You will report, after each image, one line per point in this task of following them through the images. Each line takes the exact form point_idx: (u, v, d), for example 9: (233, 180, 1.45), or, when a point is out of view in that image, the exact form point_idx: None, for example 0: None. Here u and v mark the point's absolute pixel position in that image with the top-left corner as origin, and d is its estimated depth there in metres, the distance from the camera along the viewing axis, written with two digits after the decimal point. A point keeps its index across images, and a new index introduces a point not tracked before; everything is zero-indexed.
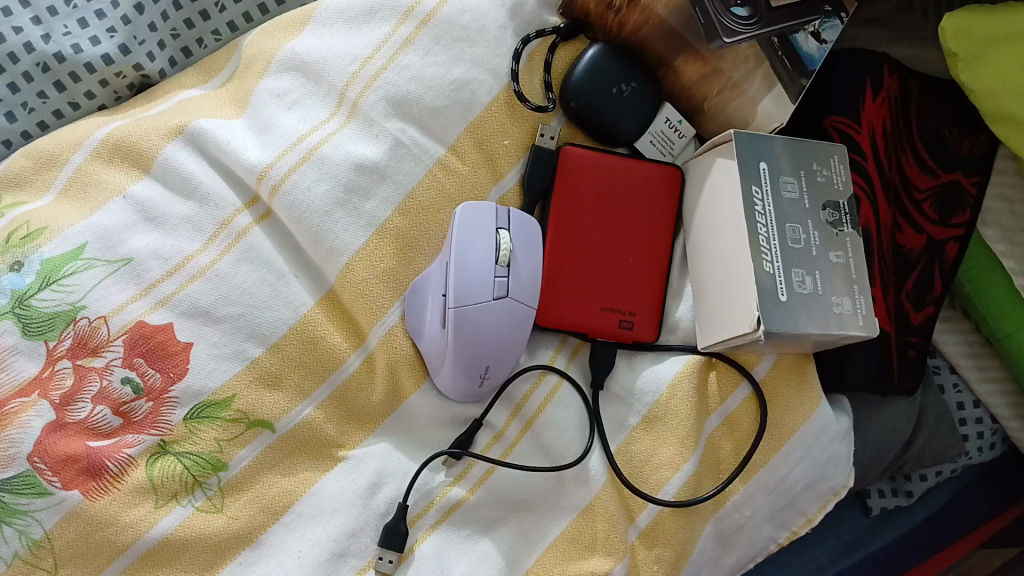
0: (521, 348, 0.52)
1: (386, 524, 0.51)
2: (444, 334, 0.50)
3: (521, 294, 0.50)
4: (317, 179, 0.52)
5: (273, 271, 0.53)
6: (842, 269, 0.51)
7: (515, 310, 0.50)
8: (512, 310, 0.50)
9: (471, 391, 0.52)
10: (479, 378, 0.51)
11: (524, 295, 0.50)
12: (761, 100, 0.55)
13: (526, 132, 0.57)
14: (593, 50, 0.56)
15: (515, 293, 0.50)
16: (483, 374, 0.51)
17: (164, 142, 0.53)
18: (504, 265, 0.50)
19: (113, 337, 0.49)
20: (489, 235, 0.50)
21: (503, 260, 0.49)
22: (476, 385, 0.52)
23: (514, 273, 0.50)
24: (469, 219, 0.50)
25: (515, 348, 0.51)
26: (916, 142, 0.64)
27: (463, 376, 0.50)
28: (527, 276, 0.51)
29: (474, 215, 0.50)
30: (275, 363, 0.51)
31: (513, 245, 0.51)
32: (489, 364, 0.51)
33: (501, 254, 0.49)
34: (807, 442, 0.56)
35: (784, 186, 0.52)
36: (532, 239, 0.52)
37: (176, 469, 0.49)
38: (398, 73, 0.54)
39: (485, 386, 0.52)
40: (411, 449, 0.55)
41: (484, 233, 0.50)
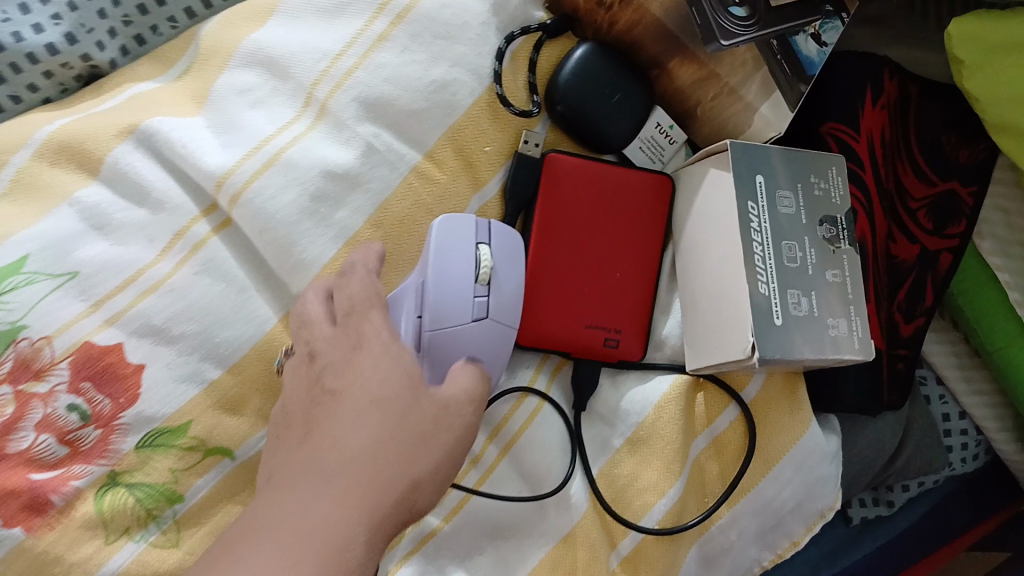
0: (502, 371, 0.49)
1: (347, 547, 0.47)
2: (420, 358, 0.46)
3: (502, 316, 0.47)
4: (283, 186, 0.47)
5: (234, 285, 0.49)
6: (838, 288, 0.50)
7: (496, 331, 0.46)
8: (493, 332, 0.46)
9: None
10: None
11: (505, 316, 0.47)
12: (757, 108, 0.51)
13: (509, 139, 0.52)
14: (582, 50, 0.51)
15: (496, 313, 0.46)
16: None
17: (114, 141, 0.48)
18: (484, 283, 0.46)
19: (58, 359, 0.45)
20: (467, 250, 0.46)
21: (482, 278, 0.46)
22: None
23: (495, 291, 0.47)
24: (447, 231, 0.46)
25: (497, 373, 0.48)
26: (913, 148, 0.61)
27: None
28: (509, 295, 0.47)
29: (452, 229, 0.46)
30: (236, 385, 0.48)
31: (495, 261, 0.47)
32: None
33: (481, 272, 0.46)
34: (796, 463, 0.53)
35: (781, 200, 0.49)
36: (515, 253, 0.48)
37: (127, 502, 0.46)
38: (373, 73, 0.49)
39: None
40: None
41: (462, 249, 0.46)
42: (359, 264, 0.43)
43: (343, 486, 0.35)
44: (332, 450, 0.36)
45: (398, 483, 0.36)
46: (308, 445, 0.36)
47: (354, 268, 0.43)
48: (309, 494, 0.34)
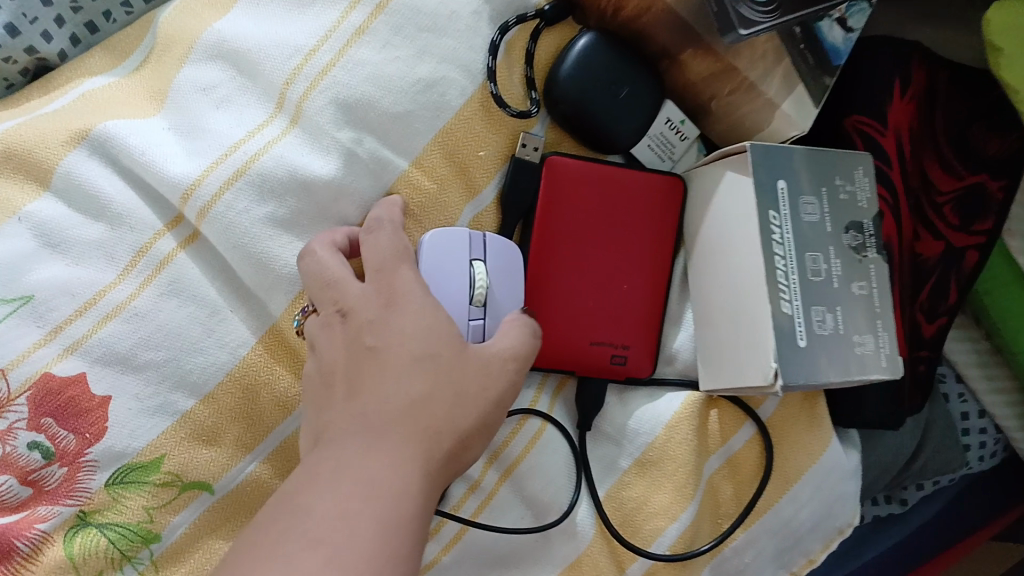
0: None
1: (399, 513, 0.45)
2: None
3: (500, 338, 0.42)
4: (256, 200, 0.43)
5: (205, 307, 0.44)
6: (865, 302, 0.46)
7: None
8: None
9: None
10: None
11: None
12: (778, 104, 0.46)
13: (506, 141, 0.47)
14: (584, 40, 0.46)
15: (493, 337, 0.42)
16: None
17: (65, 150, 0.44)
18: (480, 305, 0.42)
19: (14, 394, 0.41)
20: (460, 269, 0.42)
21: (477, 299, 0.42)
22: None
23: (491, 313, 0.42)
24: (438, 249, 0.42)
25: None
26: (940, 138, 0.56)
27: None
28: (507, 315, 0.43)
29: (443, 245, 0.42)
30: (212, 415, 0.44)
31: (490, 278, 0.43)
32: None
33: (476, 292, 0.42)
34: (817, 482, 0.51)
35: (804, 207, 0.45)
36: (511, 268, 0.44)
37: (99, 543, 0.43)
38: (351, 72, 0.43)
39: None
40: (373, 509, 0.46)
41: (455, 268, 0.42)
42: (385, 221, 0.41)
43: (402, 447, 0.34)
44: (381, 404, 0.35)
45: (445, 444, 0.35)
46: (355, 401, 0.35)
47: (379, 223, 0.41)
48: (372, 455, 0.33)
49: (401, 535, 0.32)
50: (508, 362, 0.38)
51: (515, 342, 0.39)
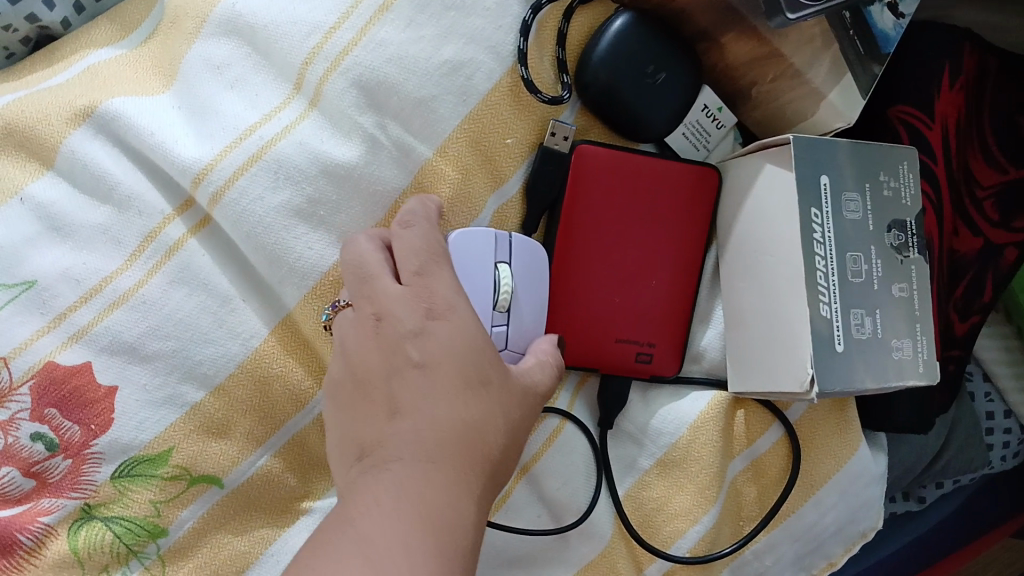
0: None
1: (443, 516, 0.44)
2: None
3: (524, 347, 0.41)
4: (272, 186, 0.41)
5: (216, 297, 0.42)
6: (905, 304, 0.44)
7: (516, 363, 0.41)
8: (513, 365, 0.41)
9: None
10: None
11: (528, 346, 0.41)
12: (825, 94, 0.43)
13: (534, 127, 0.44)
14: (621, 20, 0.43)
15: (516, 343, 0.41)
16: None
17: (67, 128, 0.41)
18: (504, 310, 0.40)
19: (16, 384, 0.40)
20: (484, 272, 0.40)
21: (501, 304, 0.40)
22: None
23: (515, 317, 0.41)
24: (463, 251, 0.39)
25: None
26: (986, 130, 0.53)
27: None
28: (531, 319, 0.41)
29: (470, 245, 0.40)
30: (222, 407, 0.43)
31: (516, 280, 0.41)
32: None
33: (501, 299, 0.40)
34: (843, 488, 0.49)
35: (847, 204, 0.43)
36: (535, 270, 0.42)
37: (106, 537, 0.41)
38: (372, 52, 0.40)
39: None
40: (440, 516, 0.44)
41: (480, 269, 0.40)
42: (422, 216, 0.38)
43: (451, 472, 0.32)
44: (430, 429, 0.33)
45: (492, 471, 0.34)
46: (399, 423, 0.33)
47: (415, 219, 0.38)
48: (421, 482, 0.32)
49: (456, 567, 0.30)
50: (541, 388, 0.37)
51: (548, 371, 0.38)
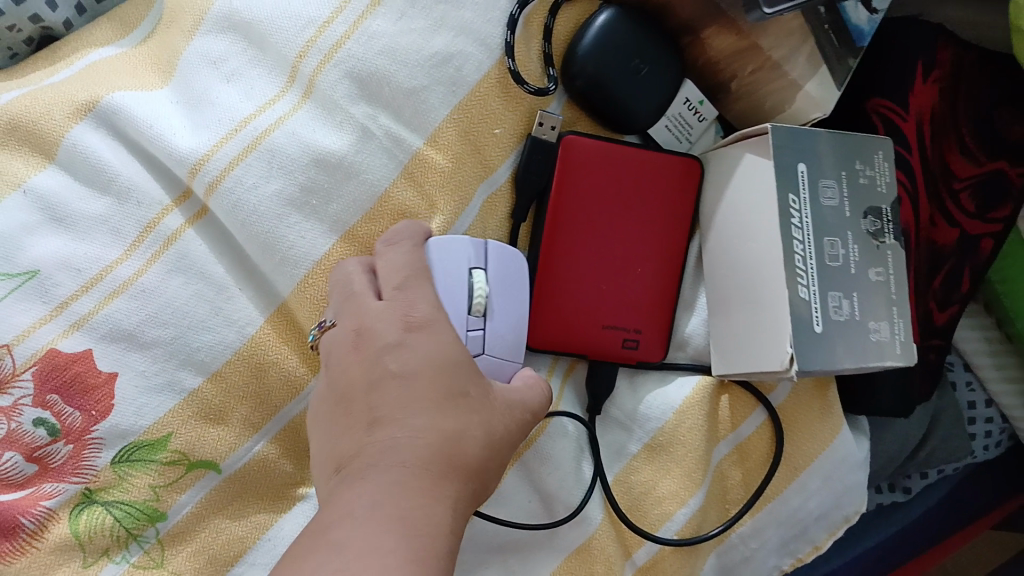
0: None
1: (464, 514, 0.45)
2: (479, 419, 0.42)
3: (501, 353, 0.41)
4: (265, 176, 0.42)
5: (212, 285, 0.44)
6: (882, 289, 0.45)
7: (494, 369, 0.41)
8: (491, 370, 0.41)
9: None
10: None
11: (505, 351, 0.41)
12: (802, 85, 0.45)
13: (521, 119, 0.45)
14: (605, 16, 0.45)
15: (493, 348, 0.41)
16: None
17: (69, 122, 0.43)
18: (480, 315, 0.41)
19: (19, 369, 0.41)
20: (459, 278, 0.41)
21: (477, 308, 0.40)
22: None
23: (492, 322, 0.41)
24: (441, 259, 0.40)
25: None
26: (962, 127, 0.53)
27: None
28: (509, 325, 0.42)
29: (447, 253, 0.41)
30: (219, 393, 0.44)
31: (493, 287, 0.42)
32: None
33: (476, 302, 0.40)
34: (826, 472, 0.50)
35: (824, 191, 0.44)
36: (512, 276, 0.43)
37: (106, 522, 0.42)
38: (364, 44, 0.42)
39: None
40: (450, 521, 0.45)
41: (456, 275, 0.41)
42: (408, 237, 0.41)
43: (431, 480, 0.32)
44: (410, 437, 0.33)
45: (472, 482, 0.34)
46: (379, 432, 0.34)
47: (401, 239, 0.41)
48: (402, 491, 0.31)
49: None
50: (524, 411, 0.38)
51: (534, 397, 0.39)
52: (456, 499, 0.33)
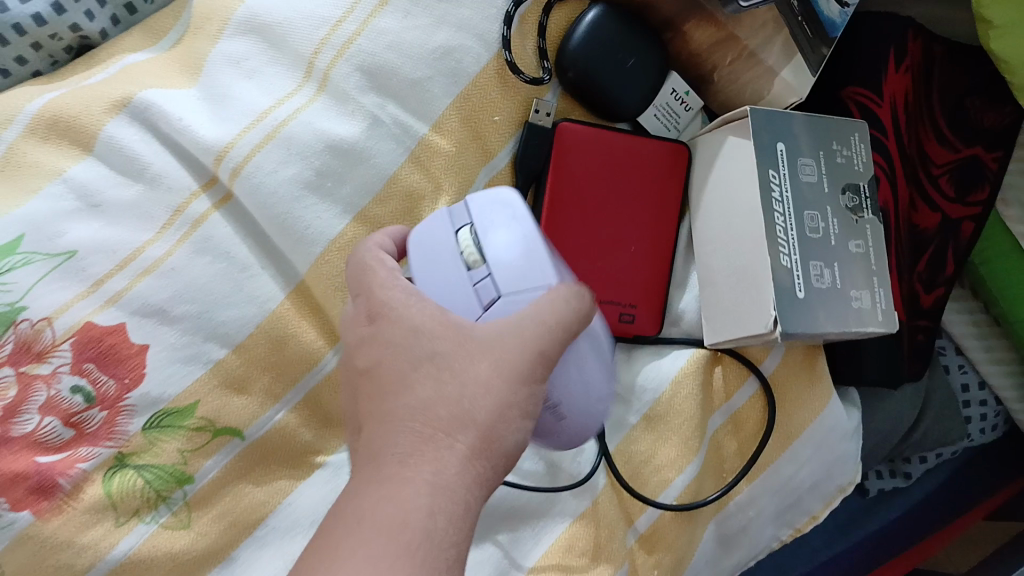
0: (585, 347, 0.40)
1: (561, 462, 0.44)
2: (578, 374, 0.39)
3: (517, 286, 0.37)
4: (284, 161, 0.46)
5: (236, 264, 0.47)
6: (862, 260, 0.48)
7: (521, 298, 0.36)
8: (519, 302, 0.36)
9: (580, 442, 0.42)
10: (554, 419, 0.39)
11: (523, 281, 0.37)
12: (778, 72, 0.49)
13: (518, 107, 0.50)
14: (594, 12, 0.49)
15: (508, 285, 0.37)
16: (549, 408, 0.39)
17: (106, 116, 0.46)
18: (478, 263, 0.37)
19: (59, 340, 0.43)
20: (442, 241, 0.39)
21: (471, 260, 0.38)
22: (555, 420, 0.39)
23: (496, 262, 0.37)
24: (419, 234, 0.39)
25: (576, 352, 0.39)
26: (936, 115, 0.57)
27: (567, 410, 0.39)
28: (518, 259, 0.37)
29: (424, 226, 0.39)
30: (241, 365, 0.47)
31: (485, 233, 0.38)
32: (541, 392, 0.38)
33: (468, 259, 0.38)
34: (817, 441, 0.52)
35: (803, 168, 0.48)
36: (503, 214, 0.39)
37: (136, 484, 0.45)
38: (374, 40, 0.47)
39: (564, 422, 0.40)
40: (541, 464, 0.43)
41: (439, 241, 0.39)
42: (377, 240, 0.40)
43: (426, 457, 0.32)
44: (394, 421, 0.33)
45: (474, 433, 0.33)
46: (371, 426, 0.34)
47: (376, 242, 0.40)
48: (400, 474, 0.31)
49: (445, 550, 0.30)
50: (546, 327, 0.35)
51: (559, 307, 0.36)
52: (464, 461, 0.32)
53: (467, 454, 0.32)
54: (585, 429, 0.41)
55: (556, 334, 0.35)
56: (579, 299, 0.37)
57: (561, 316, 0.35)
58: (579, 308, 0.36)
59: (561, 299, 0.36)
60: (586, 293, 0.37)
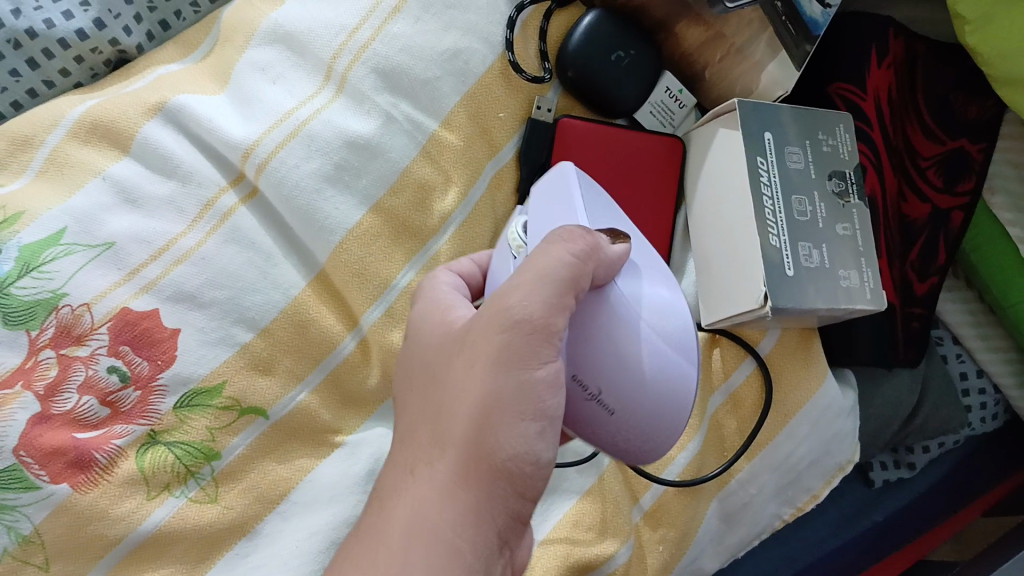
0: (636, 335, 0.40)
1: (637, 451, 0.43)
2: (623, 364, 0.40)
3: None
4: (306, 156, 0.50)
5: (261, 253, 0.51)
6: (850, 241, 0.50)
7: None
8: None
9: (649, 438, 0.42)
10: (606, 411, 0.40)
11: None
12: (765, 66, 0.53)
13: (521, 104, 0.56)
14: (591, 17, 0.54)
15: None
16: (595, 399, 0.39)
17: (143, 119, 0.50)
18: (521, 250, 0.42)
19: (97, 324, 0.46)
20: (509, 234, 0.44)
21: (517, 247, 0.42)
22: (609, 412, 0.40)
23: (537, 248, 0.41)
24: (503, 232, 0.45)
25: (617, 343, 0.39)
26: (922, 109, 0.61)
27: (618, 400, 0.40)
28: None
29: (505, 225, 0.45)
30: (266, 347, 0.50)
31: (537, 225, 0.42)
32: (581, 380, 0.39)
33: (513, 245, 0.42)
34: (814, 418, 0.54)
35: (790, 156, 0.51)
36: (558, 206, 0.42)
37: (167, 459, 0.47)
38: (388, 44, 0.52)
39: (620, 414, 0.40)
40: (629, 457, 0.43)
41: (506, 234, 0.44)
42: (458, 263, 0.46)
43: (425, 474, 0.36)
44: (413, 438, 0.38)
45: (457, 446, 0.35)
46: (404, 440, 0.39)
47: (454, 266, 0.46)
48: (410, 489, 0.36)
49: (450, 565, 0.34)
50: (529, 285, 0.35)
51: (544, 261, 0.35)
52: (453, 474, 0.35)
53: (461, 468, 0.35)
54: (640, 424, 0.41)
55: (540, 291, 0.35)
56: (573, 246, 0.36)
57: (544, 268, 0.35)
58: (567, 258, 0.36)
59: (550, 253, 0.36)
60: (579, 239, 0.37)
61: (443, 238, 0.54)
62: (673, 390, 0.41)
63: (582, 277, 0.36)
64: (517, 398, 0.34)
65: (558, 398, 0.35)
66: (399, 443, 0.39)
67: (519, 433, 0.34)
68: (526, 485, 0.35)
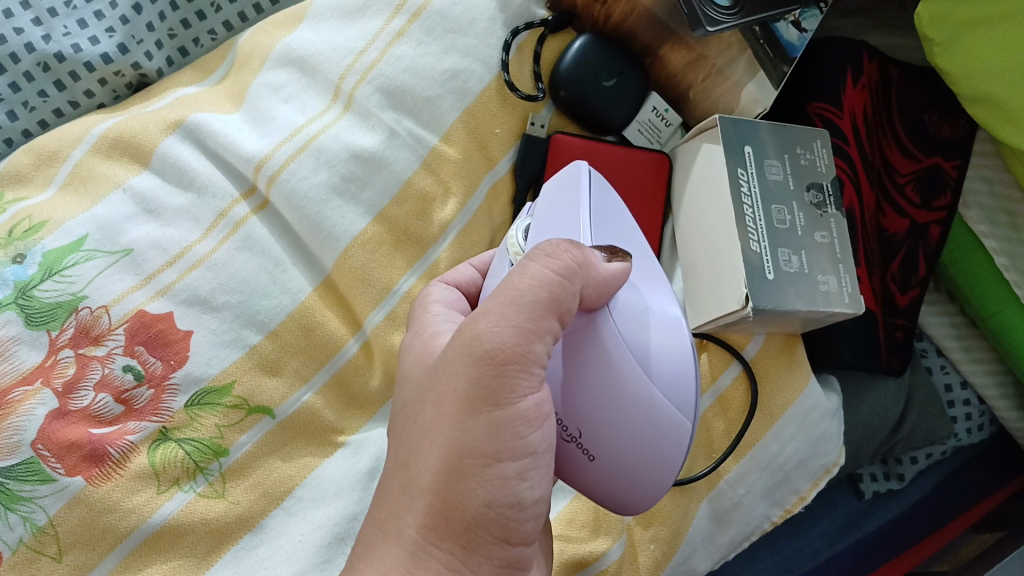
0: (627, 375, 0.39)
1: (634, 502, 0.41)
2: (606, 408, 0.39)
3: None
4: (314, 168, 0.53)
5: (272, 259, 0.53)
6: (828, 248, 0.53)
7: None
8: None
9: (634, 486, 0.40)
10: (585, 456, 0.40)
11: None
12: (744, 86, 0.57)
13: (517, 121, 0.60)
14: (581, 41, 0.59)
15: None
16: (574, 441, 0.40)
17: (162, 135, 0.53)
18: (516, 257, 0.42)
19: (114, 325, 0.48)
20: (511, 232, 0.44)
21: (514, 253, 0.42)
22: (590, 458, 0.40)
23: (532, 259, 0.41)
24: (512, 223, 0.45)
25: (597, 389, 0.39)
26: (897, 127, 0.65)
27: (599, 445, 0.39)
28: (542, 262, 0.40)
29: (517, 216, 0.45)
30: (275, 349, 0.52)
31: (538, 233, 0.42)
32: (562, 420, 0.39)
33: (511, 252, 0.42)
34: (799, 419, 0.57)
35: (769, 168, 0.54)
36: (564, 216, 0.41)
37: (178, 454, 0.48)
38: (392, 65, 0.56)
39: (600, 460, 0.40)
40: (624, 503, 0.42)
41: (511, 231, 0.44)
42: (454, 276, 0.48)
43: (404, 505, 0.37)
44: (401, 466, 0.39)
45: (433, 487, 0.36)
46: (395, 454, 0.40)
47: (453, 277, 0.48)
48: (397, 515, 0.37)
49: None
50: (501, 310, 0.35)
51: (519, 283, 0.35)
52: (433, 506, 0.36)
53: (433, 509, 0.36)
54: (626, 472, 0.40)
55: (512, 317, 0.34)
56: (554, 262, 0.36)
57: (517, 292, 0.35)
58: (544, 275, 0.35)
59: (526, 274, 0.35)
60: (558, 257, 0.36)
61: (443, 246, 0.57)
62: (658, 446, 0.39)
63: (563, 301, 0.36)
64: (489, 440, 0.35)
65: (540, 434, 0.36)
66: (394, 462, 0.39)
67: (495, 476, 0.35)
68: (511, 530, 0.37)
